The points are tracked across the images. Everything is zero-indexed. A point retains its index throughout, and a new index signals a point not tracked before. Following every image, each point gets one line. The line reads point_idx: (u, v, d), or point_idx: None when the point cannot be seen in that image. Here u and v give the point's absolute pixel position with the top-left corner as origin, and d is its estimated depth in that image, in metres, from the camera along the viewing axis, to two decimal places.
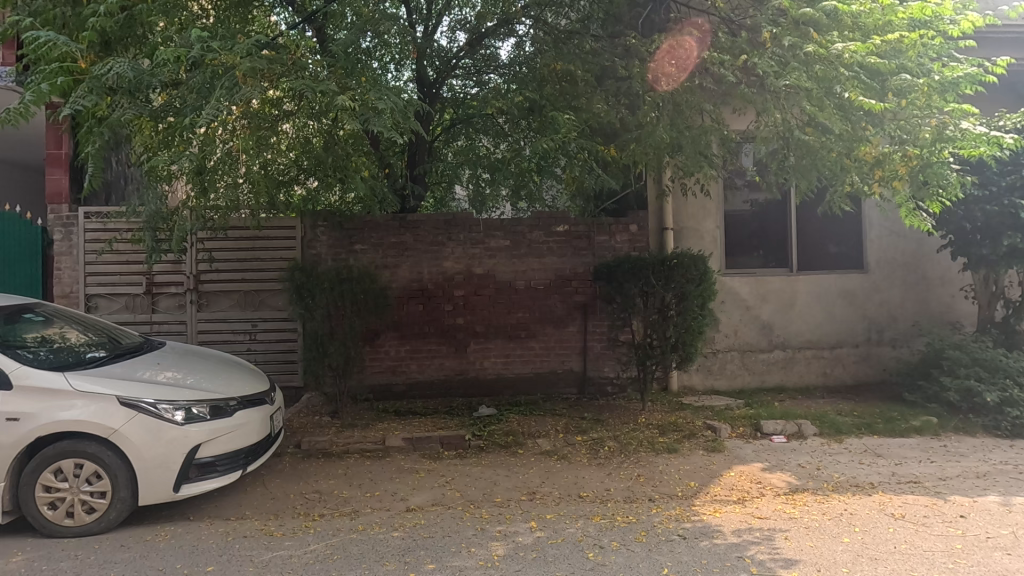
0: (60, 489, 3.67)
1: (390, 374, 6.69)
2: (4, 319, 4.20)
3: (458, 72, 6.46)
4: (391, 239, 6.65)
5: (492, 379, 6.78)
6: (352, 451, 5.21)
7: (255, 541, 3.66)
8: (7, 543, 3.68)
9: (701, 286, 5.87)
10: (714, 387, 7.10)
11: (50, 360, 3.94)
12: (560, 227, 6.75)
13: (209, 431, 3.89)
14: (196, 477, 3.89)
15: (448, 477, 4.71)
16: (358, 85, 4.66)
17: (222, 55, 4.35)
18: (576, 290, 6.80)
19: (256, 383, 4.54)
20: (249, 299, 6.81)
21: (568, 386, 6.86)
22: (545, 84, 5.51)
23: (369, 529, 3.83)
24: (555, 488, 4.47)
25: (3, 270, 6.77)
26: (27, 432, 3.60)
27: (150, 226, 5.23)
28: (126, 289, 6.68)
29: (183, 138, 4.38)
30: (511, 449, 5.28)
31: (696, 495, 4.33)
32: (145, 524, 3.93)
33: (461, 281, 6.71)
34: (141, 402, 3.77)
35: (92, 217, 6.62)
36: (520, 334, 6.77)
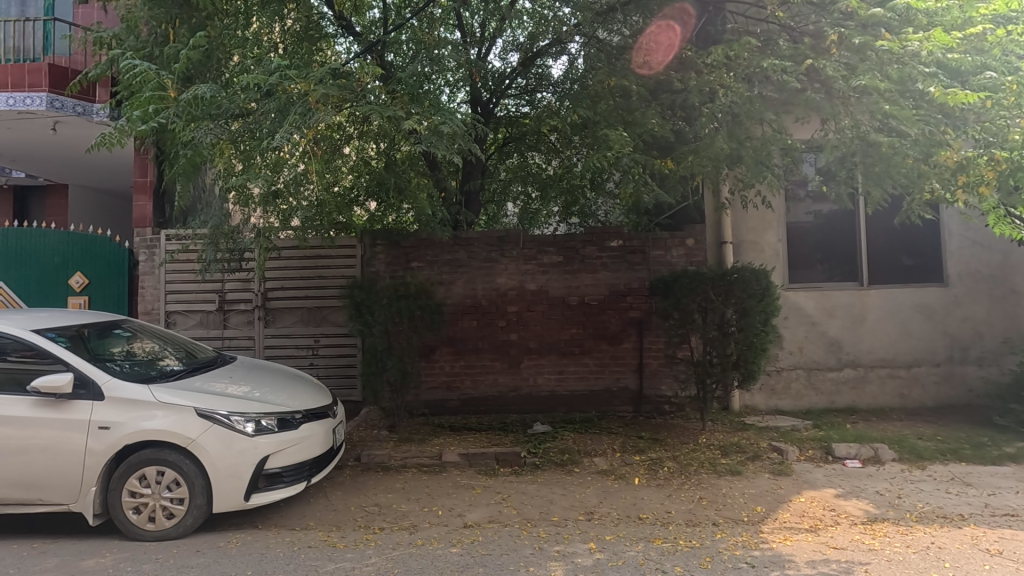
0: (143, 494, 3.91)
1: (445, 389, 6.78)
2: (96, 334, 4.55)
3: (512, 92, 6.61)
4: (446, 257, 6.77)
5: (546, 396, 6.74)
6: (410, 465, 5.31)
7: (319, 551, 3.77)
8: (96, 544, 3.94)
9: (764, 301, 5.66)
10: (778, 407, 6.78)
11: (135, 373, 4.21)
12: (613, 242, 6.69)
13: (276, 442, 4.06)
14: (265, 487, 4.05)
15: (505, 494, 4.70)
16: (421, 109, 4.87)
17: (296, 83, 4.63)
18: (631, 306, 6.69)
19: (319, 396, 4.71)
20: (312, 315, 7.09)
21: (623, 404, 6.72)
22: (600, 100, 5.43)
23: (428, 543, 3.86)
24: (613, 509, 4.37)
25: (96, 288, 7.35)
26: (116, 440, 3.86)
27: (213, 243, 5.87)
28: (201, 306, 7.11)
29: (258, 159, 4.67)
30: (567, 467, 5.23)
31: (763, 520, 4.13)
32: (218, 531, 4.12)
33: (514, 297, 6.74)
34: (216, 413, 3.98)
35: (172, 239, 7.13)
36: (574, 350, 6.71)
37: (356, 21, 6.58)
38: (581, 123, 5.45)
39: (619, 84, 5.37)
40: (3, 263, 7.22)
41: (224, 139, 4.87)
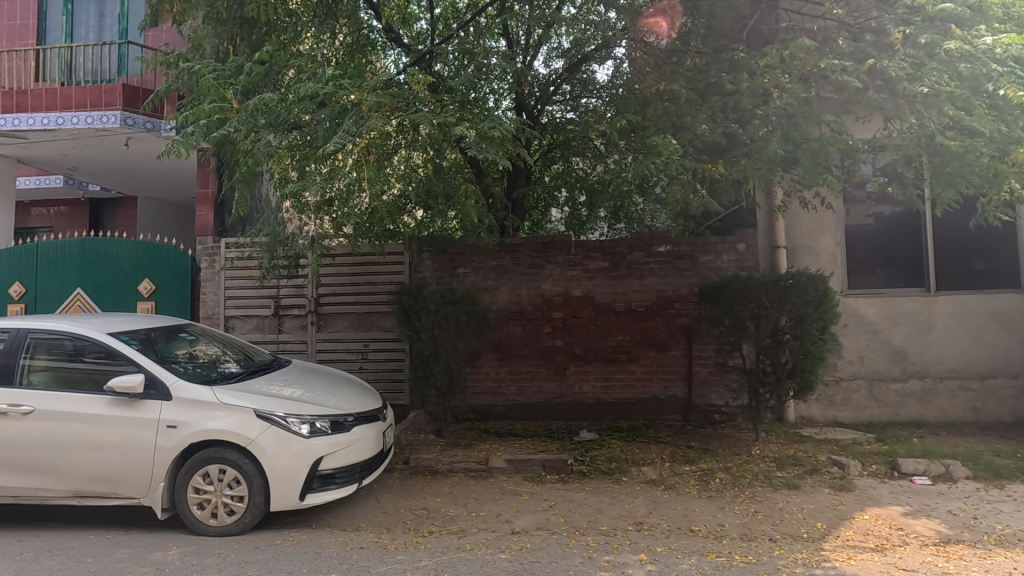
0: (206, 491, 4.09)
1: (490, 395, 6.81)
2: (163, 336, 4.81)
3: (557, 98, 6.60)
4: (492, 263, 6.82)
5: (592, 403, 6.67)
6: (457, 470, 5.36)
7: (370, 552, 3.84)
8: (164, 537, 4.14)
9: (821, 308, 5.43)
10: (837, 419, 6.48)
11: (199, 375, 4.42)
12: (661, 248, 6.57)
13: (330, 444, 4.18)
14: (318, 488, 4.17)
15: (552, 501, 4.67)
16: (471, 116, 4.96)
17: (352, 93, 4.80)
18: (679, 312, 6.55)
19: (369, 400, 4.83)
20: (362, 321, 7.27)
21: (672, 413, 6.57)
22: (649, 105, 5.35)
23: (477, 549, 3.88)
24: (664, 520, 4.28)
25: (163, 295, 7.77)
26: (182, 439, 4.06)
27: (270, 251, 6.18)
28: (258, 311, 7.40)
29: (315, 168, 4.87)
30: (614, 475, 5.16)
31: (824, 538, 3.94)
32: (275, 528, 4.27)
33: (560, 303, 6.72)
34: (273, 414, 4.14)
35: (231, 247, 7.47)
36: (620, 357, 6.62)
37: (404, 33, 6.75)
38: (630, 128, 5.39)
39: (668, 88, 5.29)
40: (82, 271, 7.78)
41: (282, 148, 5.07)
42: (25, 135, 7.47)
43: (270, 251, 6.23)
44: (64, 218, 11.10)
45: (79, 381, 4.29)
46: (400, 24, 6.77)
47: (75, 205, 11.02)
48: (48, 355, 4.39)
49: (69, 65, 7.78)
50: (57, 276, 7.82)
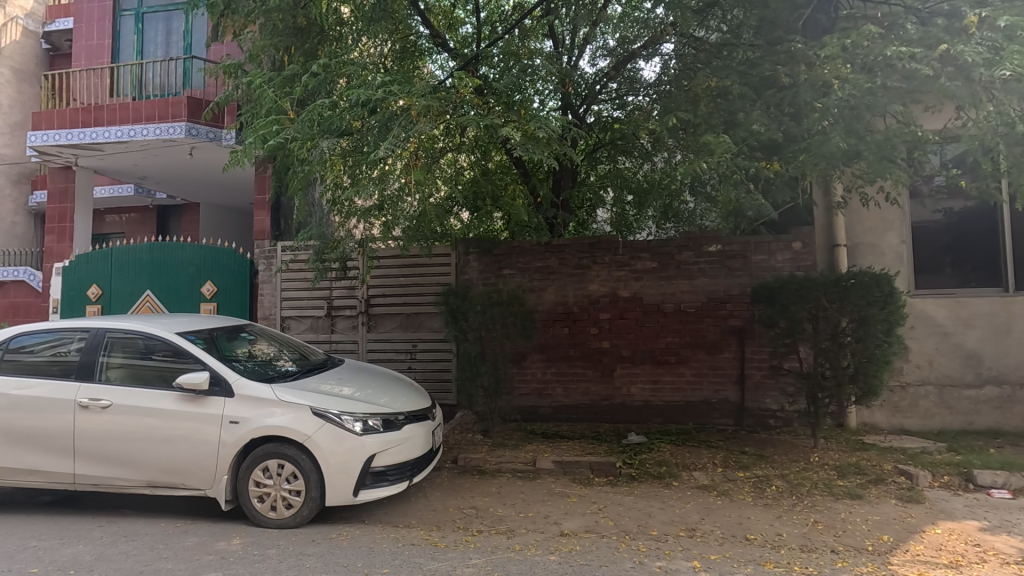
0: (266, 485, 4.27)
1: (537, 396, 6.81)
2: (225, 336, 5.04)
3: (602, 97, 6.56)
4: (537, 264, 6.81)
5: (639, 406, 6.56)
6: (505, 470, 5.39)
7: (422, 549, 3.91)
8: (228, 527, 4.34)
9: (886, 309, 5.15)
10: (903, 426, 6.14)
11: (258, 373, 4.62)
12: (711, 247, 6.40)
13: (382, 442, 4.29)
14: (371, 484, 4.28)
15: (600, 504, 4.62)
16: (519, 116, 4.99)
17: (401, 98, 4.91)
18: (731, 313, 6.36)
19: (419, 399, 4.93)
20: (410, 321, 7.41)
21: (723, 417, 6.38)
22: (699, 102, 5.22)
23: (526, 549, 3.88)
24: (717, 527, 4.16)
25: (224, 296, 8.15)
26: (243, 434, 4.24)
27: (319, 251, 6.39)
28: (311, 312, 7.66)
29: (369, 171, 5.03)
30: (665, 480, 5.05)
31: (892, 551, 3.74)
32: (330, 523, 4.40)
33: (606, 304, 6.64)
34: (329, 412, 4.27)
35: (287, 250, 7.78)
36: (669, 359, 6.49)
37: (450, 38, 6.84)
38: (681, 126, 5.26)
39: (719, 84, 5.14)
40: (152, 274, 8.27)
41: (336, 155, 5.25)
42: (101, 147, 8.01)
43: (320, 252, 6.42)
44: (134, 224, 11.83)
45: (150, 378, 4.55)
46: (446, 30, 6.89)
47: (144, 212, 11.72)
48: (123, 353, 4.67)
49: (139, 80, 8.26)
50: (129, 279, 8.33)
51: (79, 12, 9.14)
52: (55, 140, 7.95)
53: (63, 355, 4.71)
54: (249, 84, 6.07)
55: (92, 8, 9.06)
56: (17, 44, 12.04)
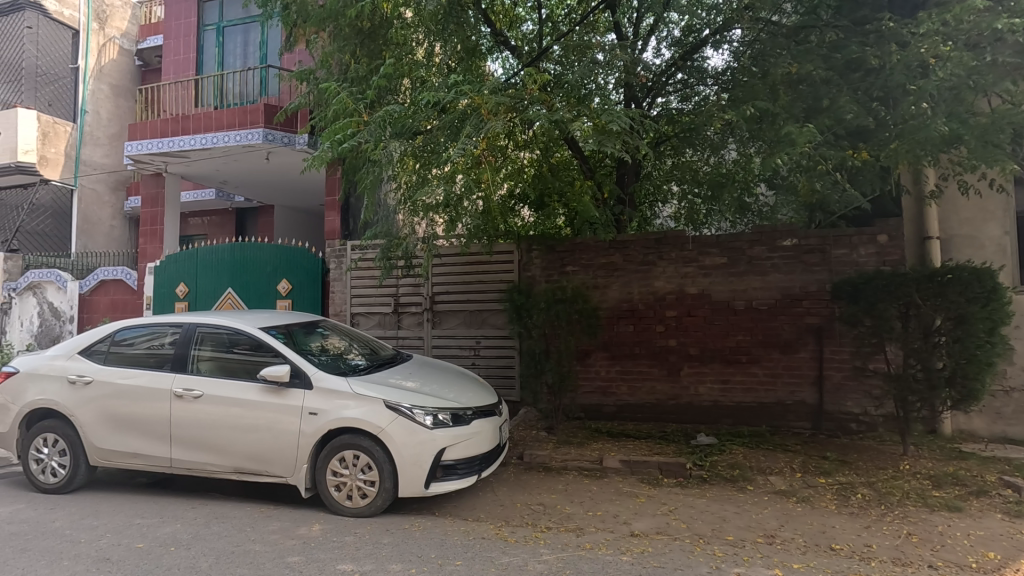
0: (343, 475, 4.43)
1: (600, 395, 6.73)
2: (302, 331, 5.29)
3: (669, 89, 6.47)
4: (601, 260, 6.73)
5: (708, 406, 6.35)
6: (571, 468, 5.36)
7: (493, 543, 3.94)
8: (307, 514, 4.54)
9: (989, 307, 4.72)
10: (1006, 435, 5.63)
11: (334, 367, 4.81)
12: (786, 241, 6.09)
13: (452, 436, 4.38)
14: (441, 478, 4.38)
15: (671, 506, 4.51)
16: (591, 109, 4.99)
17: (470, 97, 4.98)
18: (808, 311, 6.02)
19: (485, 395, 4.99)
20: (473, 318, 7.50)
21: (800, 420, 6.07)
22: (778, 91, 4.95)
23: (597, 548, 3.84)
24: (798, 535, 3.96)
25: (298, 293, 8.54)
26: (322, 425, 4.42)
27: (386, 247, 6.66)
28: (379, 309, 7.91)
29: (440, 168, 5.15)
30: (738, 483, 4.88)
31: (1000, 570, 3.43)
32: (402, 513, 4.52)
33: (673, 301, 6.47)
34: (401, 406, 4.39)
35: (355, 248, 8.06)
36: (740, 359, 6.24)
37: (512, 36, 6.88)
38: (759, 117, 5.03)
39: (802, 70, 4.81)
40: (233, 272, 8.79)
41: (408, 154, 5.32)
42: (188, 154, 8.58)
43: (386, 250, 6.66)
44: (215, 226, 12.62)
45: (235, 370, 4.83)
46: (507, 28, 6.89)
47: (224, 215, 12.47)
48: (212, 346, 4.98)
49: (220, 90, 8.78)
50: (213, 278, 8.89)
51: (168, 29, 9.85)
52: (148, 150, 8.58)
53: (158, 348, 5.07)
54: (323, 89, 6.34)
55: (179, 25, 9.74)
56: (113, 62, 13.12)
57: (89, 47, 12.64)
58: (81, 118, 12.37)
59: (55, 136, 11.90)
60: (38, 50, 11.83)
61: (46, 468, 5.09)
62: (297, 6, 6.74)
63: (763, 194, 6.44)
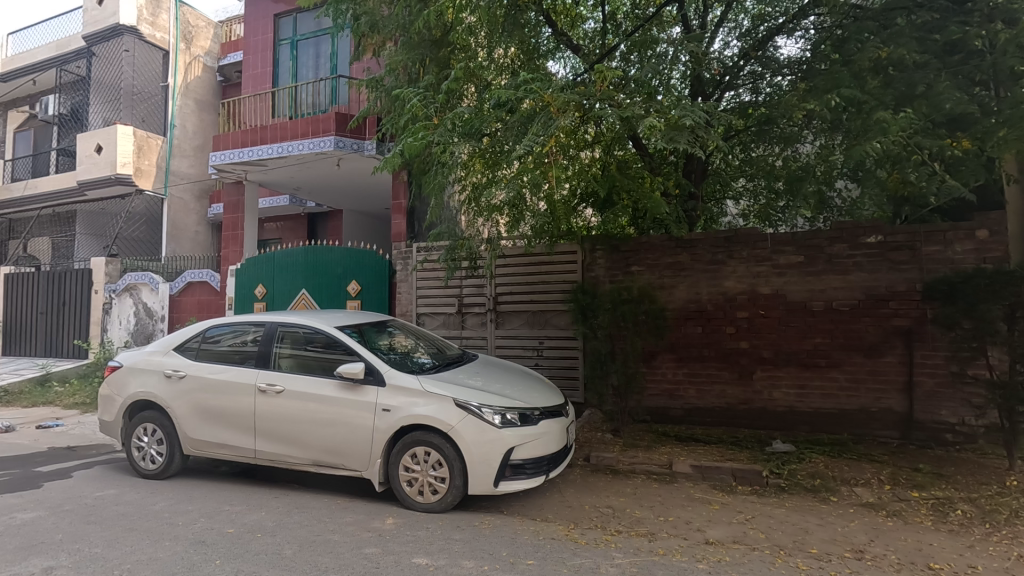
0: (414, 470, 4.54)
1: (667, 397, 6.57)
2: (373, 330, 5.47)
3: (741, 84, 6.23)
4: (667, 260, 6.56)
5: (783, 412, 6.06)
6: (639, 472, 5.27)
7: (563, 544, 3.92)
8: (381, 508, 4.69)
9: None
10: None
11: (404, 366, 4.94)
12: (869, 238, 5.73)
13: (520, 436, 4.40)
14: (510, 476, 4.40)
15: (748, 514, 4.34)
16: (662, 104, 4.93)
17: (540, 97, 5.00)
18: (895, 313, 5.62)
19: (552, 396, 4.98)
20: (536, 318, 7.51)
21: (886, 429, 5.68)
22: (865, 77, 4.70)
23: (670, 555, 3.74)
24: (891, 551, 3.70)
25: (366, 293, 8.84)
26: (395, 421, 4.55)
27: (449, 247, 6.79)
28: (443, 309, 8.06)
29: (510, 166, 5.22)
30: (820, 494, 4.63)
31: None
32: (471, 510, 4.57)
33: (744, 302, 6.22)
34: (470, 404, 4.45)
35: (421, 250, 8.27)
36: (818, 363, 5.92)
37: (575, 36, 6.85)
38: (847, 103, 4.78)
39: (895, 54, 4.51)
40: (306, 274, 9.21)
41: (476, 156, 5.41)
42: (265, 163, 9.06)
43: (451, 251, 6.80)
44: (289, 230, 13.29)
45: (313, 367, 5.06)
46: (568, 28, 6.84)
47: (296, 219, 13.11)
48: (291, 344, 5.23)
49: (293, 100, 9.25)
50: (288, 279, 9.35)
51: (247, 45, 10.44)
52: (229, 159, 9.12)
53: (243, 346, 5.38)
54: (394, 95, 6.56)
55: (257, 41, 10.31)
56: (198, 79, 14.02)
57: (177, 66, 13.56)
58: (170, 132, 13.31)
59: (147, 149, 12.94)
60: (133, 70, 12.93)
61: (146, 455, 5.52)
62: (367, 17, 6.98)
63: (846, 188, 6.17)
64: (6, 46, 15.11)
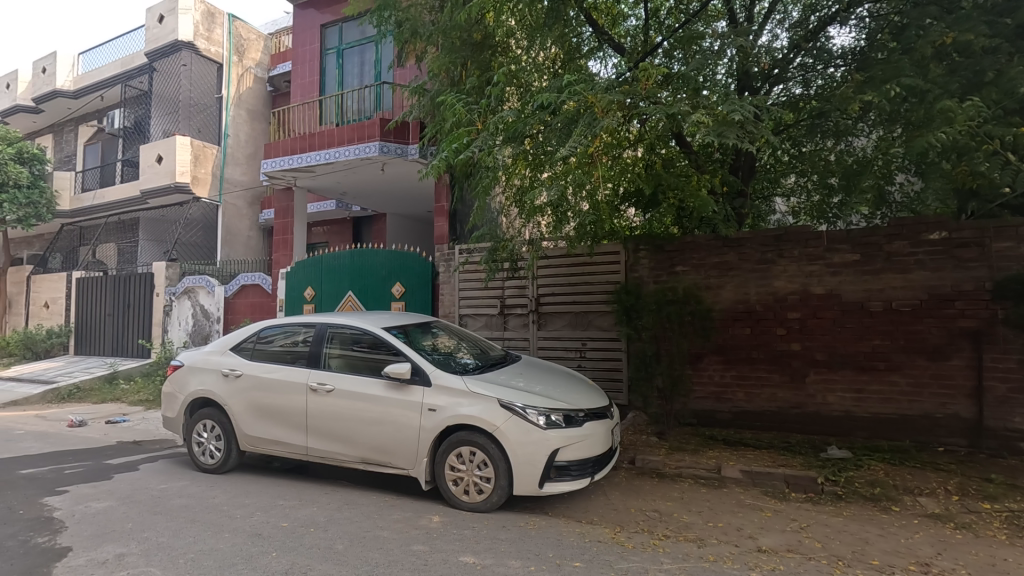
0: (460, 470, 4.59)
1: (715, 400, 6.41)
2: (418, 331, 5.56)
3: (792, 77, 6.05)
4: (714, 259, 6.41)
5: (839, 416, 5.82)
6: (686, 476, 5.17)
7: (610, 547, 3.88)
8: (427, 506, 4.76)
9: None
10: None
11: (449, 367, 5.00)
12: (932, 235, 5.42)
13: (565, 437, 4.38)
14: (555, 478, 4.39)
15: (802, 522, 4.19)
16: (708, 101, 4.85)
17: (585, 97, 4.98)
18: (962, 313, 5.30)
19: (597, 398, 4.95)
20: (579, 320, 7.48)
21: (952, 436, 5.36)
22: (928, 65, 4.53)
23: (721, 561, 3.65)
24: (961, 565, 3.50)
25: (410, 295, 9.00)
26: (440, 421, 4.61)
27: (491, 248, 6.87)
28: (485, 310, 8.12)
29: (555, 168, 5.18)
30: (881, 504, 4.42)
31: None
32: (516, 511, 4.59)
33: (796, 302, 6.01)
34: (514, 405, 4.46)
35: (463, 252, 8.36)
36: (877, 366, 5.65)
37: (617, 34, 6.78)
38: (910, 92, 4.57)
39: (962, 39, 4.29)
40: (352, 277, 9.46)
41: (519, 158, 5.47)
42: (313, 169, 9.35)
43: (493, 253, 6.87)
44: (335, 234, 13.67)
45: (361, 367, 5.18)
46: (609, 27, 6.77)
47: (342, 223, 13.48)
48: (340, 345, 5.38)
49: (339, 108, 9.53)
50: (335, 282, 9.63)
51: (296, 56, 10.81)
52: (280, 166, 9.47)
53: (294, 346, 5.57)
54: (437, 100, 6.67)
55: (305, 51, 10.67)
56: (250, 90, 14.52)
57: (230, 77, 14.09)
58: (224, 141, 13.91)
59: (204, 157, 13.58)
60: (189, 83, 13.78)
61: (206, 450, 5.79)
62: (410, 24, 7.12)
63: (907, 181, 5.77)
64: (78, 64, 16.13)
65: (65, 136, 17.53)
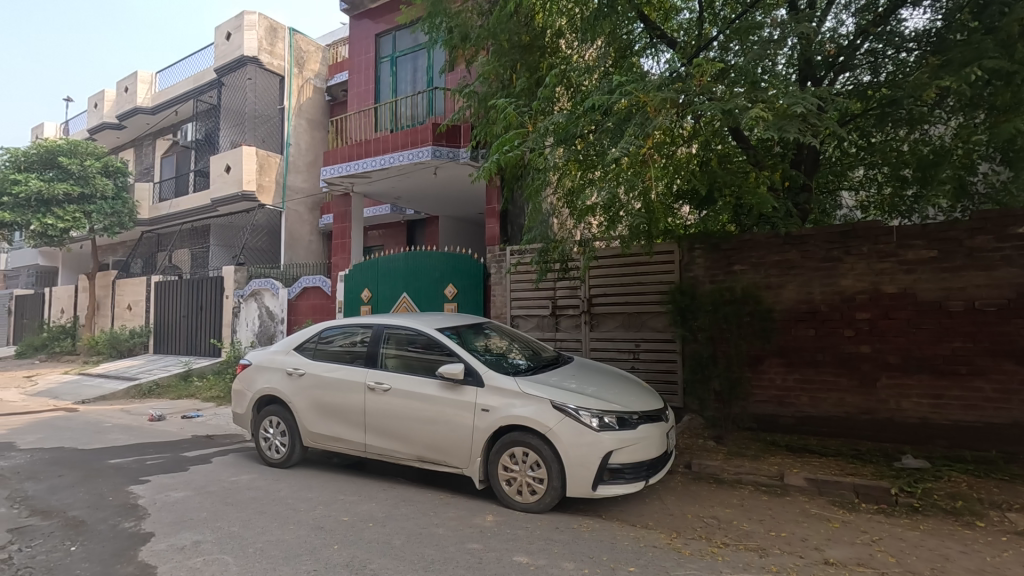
0: (513, 470, 4.62)
1: (776, 405, 6.14)
2: (470, 331, 5.65)
3: (859, 64, 5.80)
4: (774, 257, 6.16)
5: (914, 424, 5.45)
6: (746, 483, 4.99)
7: (666, 553, 3.79)
8: (480, 505, 4.80)
9: None
10: None
11: (501, 367, 5.05)
12: (1021, 228, 5.01)
13: (618, 440, 4.33)
14: (608, 480, 4.34)
15: (874, 535, 3.96)
16: (767, 94, 4.68)
17: (637, 96, 4.92)
18: None
19: (652, 400, 4.86)
20: (632, 320, 7.36)
21: None
22: (1015, 44, 4.26)
23: (785, 573, 3.50)
24: None
25: (463, 296, 9.13)
26: (494, 421, 4.65)
27: (543, 248, 6.89)
28: (537, 311, 8.13)
29: (607, 168, 5.13)
30: (963, 518, 4.12)
31: None
32: (569, 513, 4.56)
33: (865, 302, 5.69)
34: (567, 406, 4.45)
35: (514, 253, 8.40)
36: (957, 370, 5.26)
37: (670, 29, 6.62)
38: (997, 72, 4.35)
39: None
40: (406, 279, 9.70)
41: (571, 160, 5.44)
42: (370, 175, 9.66)
43: (544, 253, 6.87)
44: (391, 237, 14.04)
45: (417, 367, 5.31)
46: (661, 21, 6.65)
47: (397, 226, 13.83)
48: (396, 345, 5.54)
49: (394, 114, 9.82)
50: (391, 284, 9.89)
51: (353, 65, 11.19)
52: (339, 173, 9.82)
53: (353, 346, 5.77)
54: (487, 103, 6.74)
55: (361, 60, 11.02)
56: (309, 100, 15.06)
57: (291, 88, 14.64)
58: (286, 150, 14.55)
59: (268, 166, 14.39)
60: (254, 96, 14.56)
61: (272, 445, 6.08)
62: (460, 29, 7.23)
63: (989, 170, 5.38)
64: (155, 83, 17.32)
65: (144, 150, 18.88)
